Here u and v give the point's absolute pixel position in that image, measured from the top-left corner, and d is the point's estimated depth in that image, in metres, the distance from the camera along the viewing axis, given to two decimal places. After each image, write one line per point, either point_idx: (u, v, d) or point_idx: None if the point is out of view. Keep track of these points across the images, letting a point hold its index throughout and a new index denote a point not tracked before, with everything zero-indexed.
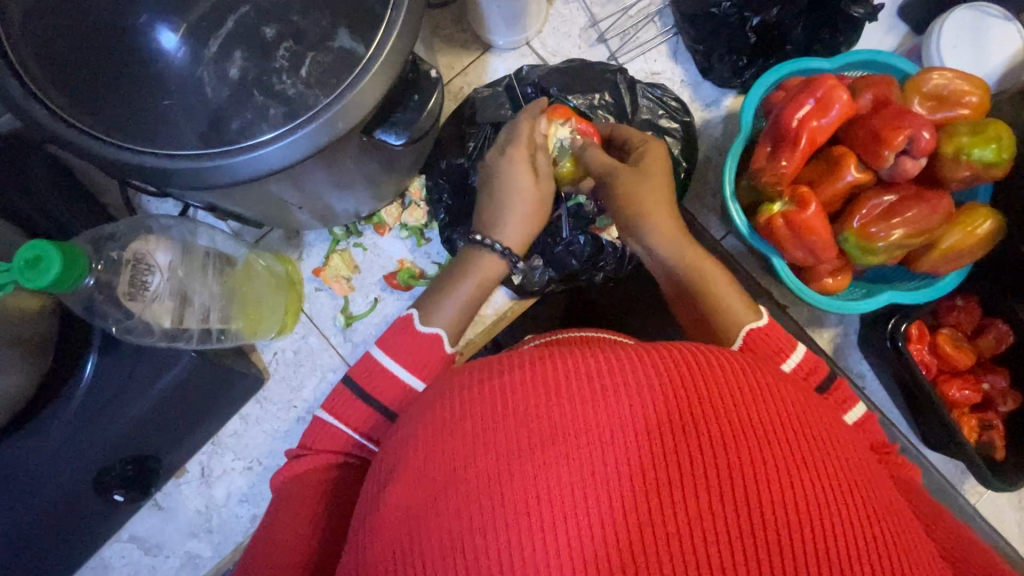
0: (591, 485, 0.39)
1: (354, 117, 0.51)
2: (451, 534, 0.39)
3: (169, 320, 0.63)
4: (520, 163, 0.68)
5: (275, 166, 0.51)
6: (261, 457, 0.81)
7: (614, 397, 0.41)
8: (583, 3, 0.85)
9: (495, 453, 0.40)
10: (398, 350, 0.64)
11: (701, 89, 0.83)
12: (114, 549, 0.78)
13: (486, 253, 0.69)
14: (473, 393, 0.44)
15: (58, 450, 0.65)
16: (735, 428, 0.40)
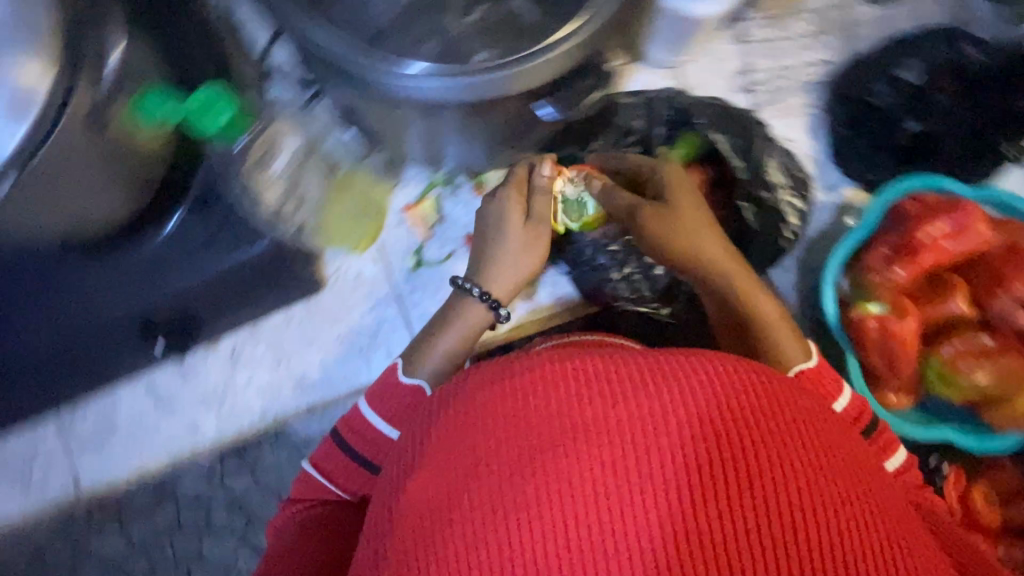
0: (636, 494, 0.34)
1: (522, 84, 0.51)
2: (469, 521, 0.35)
3: (272, 199, 0.69)
4: (511, 208, 0.65)
5: (428, 100, 0.51)
6: (290, 357, 0.81)
7: (673, 401, 0.37)
8: (743, 49, 0.85)
9: (536, 431, 0.37)
10: (385, 403, 0.58)
11: (826, 170, 0.83)
12: (129, 389, 0.80)
13: (472, 301, 0.64)
14: (522, 375, 0.40)
15: (137, 281, 0.70)
16: (798, 471, 0.35)
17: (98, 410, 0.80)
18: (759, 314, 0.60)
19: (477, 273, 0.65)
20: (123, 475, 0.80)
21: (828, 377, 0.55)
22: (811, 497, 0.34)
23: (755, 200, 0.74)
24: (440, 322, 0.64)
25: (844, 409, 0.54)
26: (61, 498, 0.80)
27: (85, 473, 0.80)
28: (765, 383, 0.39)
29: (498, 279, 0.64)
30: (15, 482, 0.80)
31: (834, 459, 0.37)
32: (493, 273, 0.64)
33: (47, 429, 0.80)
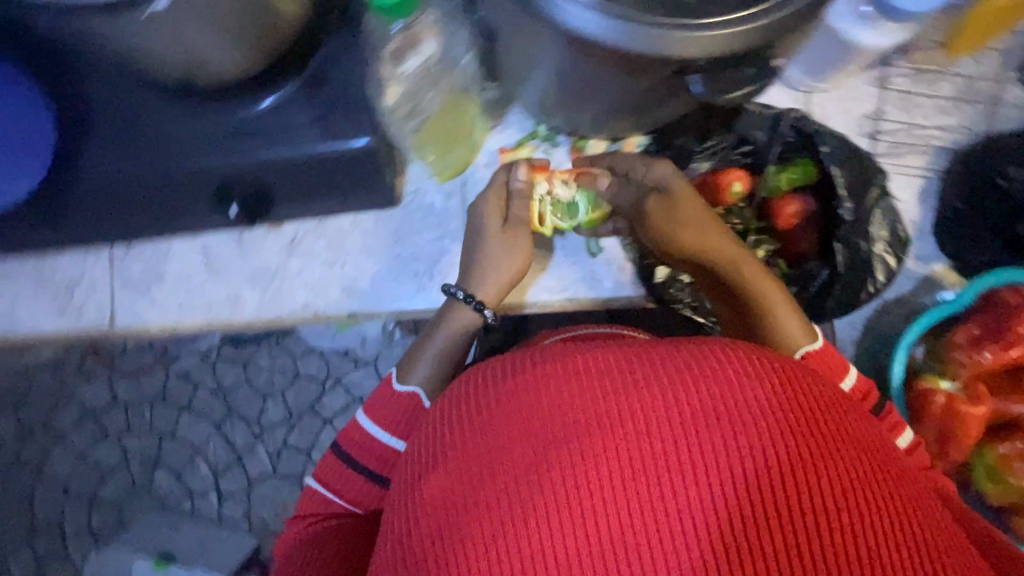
0: (676, 494, 0.38)
1: (684, 48, 0.46)
2: (508, 495, 0.40)
3: (392, 98, 0.68)
4: (490, 213, 0.73)
5: (579, 31, 0.47)
6: (345, 261, 0.81)
7: (704, 406, 0.40)
8: (881, 94, 0.82)
9: (568, 419, 0.41)
10: (381, 413, 0.67)
11: (924, 241, 0.81)
12: (184, 246, 0.81)
13: (459, 304, 0.72)
14: (517, 378, 0.45)
15: (227, 144, 0.67)
16: (823, 477, 0.38)
17: (151, 252, 0.81)
18: (769, 301, 0.66)
19: (467, 280, 0.73)
20: (155, 325, 0.81)
21: (834, 363, 0.62)
22: (837, 503, 0.37)
23: (851, 247, 0.73)
24: (433, 330, 0.71)
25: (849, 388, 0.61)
26: (91, 326, 0.81)
27: (120, 311, 0.81)
28: (785, 386, 0.41)
29: (485, 286, 0.72)
30: (53, 298, 0.81)
31: (856, 457, 0.39)
32: (481, 279, 0.73)
33: (99, 254, 0.81)
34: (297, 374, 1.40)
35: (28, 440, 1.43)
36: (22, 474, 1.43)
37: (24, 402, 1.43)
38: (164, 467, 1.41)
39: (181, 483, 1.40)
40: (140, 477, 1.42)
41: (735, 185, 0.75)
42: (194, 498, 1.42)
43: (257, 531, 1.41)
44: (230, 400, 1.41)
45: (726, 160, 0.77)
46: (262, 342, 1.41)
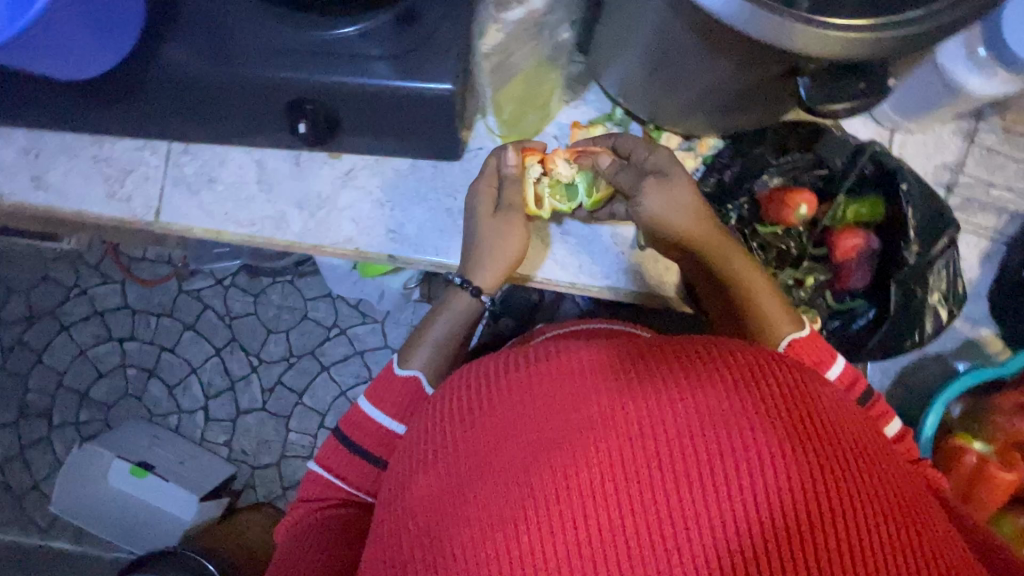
0: (670, 516, 0.38)
1: (816, 45, 0.44)
2: (501, 488, 0.40)
3: (491, 44, 0.67)
4: (479, 197, 0.73)
5: (710, 6, 0.45)
6: (395, 204, 0.81)
7: (693, 425, 0.39)
8: (966, 147, 0.80)
9: (559, 419, 0.41)
10: (382, 397, 0.68)
11: (976, 303, 0.79)
12: (240, 156, 0.81)
13: (458, 291, 0.73)
14: (499, 386, 0.45)
15: (306, 61, 0.66)
16: (820, 508, 0.37)
17: (208, 156, 0.81)
18: (753, 292, 0.67)
19: (466, 268, 0.74)
20: (197, 227, 0.81)
21: (819, 348, 0.64)
22: (835, 535, 0.36)
23: (905, 290, 0.72)
24: (430, 316, 0.73)
25: (834, 377, 0.63)
26: (136, 216, 0.82)
27: (166, 208, 0.81)
28: (776, 407, 0.40)
29: (485, 272, 0.72)
30: (104, 181, 0.81)
31: (857, 481, 0.38)
32: (482, 265, 0.73)
33: (157, 146, 0.81)
34: (304, 316, 1.45)
35: (36, 324, 1.45)
36: (23, 355, 1.45)
37: (42, 286, 1.46)
38: (158, 378, 1.45)
39: (171, 398, 1.45)
40: (135, 383, 1.45)
41: (803, 207, 0.72)
42: (181, 415, 1.44)
43: (235, 460, 1.43)
44: (235, 328, 1.45)
45: (796, 180, 0.75)
46: (277, 278, 1.45)
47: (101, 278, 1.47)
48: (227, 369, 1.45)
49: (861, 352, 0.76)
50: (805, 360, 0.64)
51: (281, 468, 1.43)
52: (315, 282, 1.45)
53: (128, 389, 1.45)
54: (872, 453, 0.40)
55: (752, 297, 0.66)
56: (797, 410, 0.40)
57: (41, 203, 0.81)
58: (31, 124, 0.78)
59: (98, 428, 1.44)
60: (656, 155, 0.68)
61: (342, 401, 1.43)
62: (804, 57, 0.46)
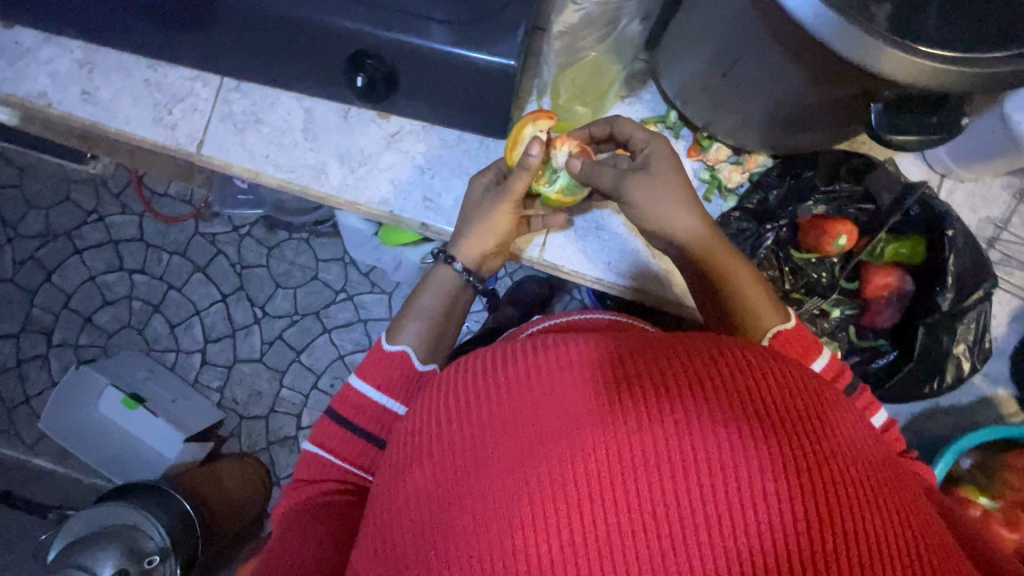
0: (668, 528, 0.37)
1: (898, 68, 0.44)
2: (497, 469, 0.40)
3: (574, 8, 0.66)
4: (477, 182, 0.75)
5: (796, 14, 0.44)
6: (436, 172, 0.81)
7: (689, 435, 0.39)
8: (1013, 204, 0.79)
9: (551, 405, 0.41)
10: (377, 372, 0.69)
11: (998, 362, 0.79)
12: (290, 103, 0.81)
13: (441, 266, 0.75)
14: (491, 376, 0.45)
15: (376, 15, 0.66)
16: (819, 532, 0.36)
17: (258, 97, 0.81)
18: (738, 284, 0.66)
19: (453, 241, 0.75)
20: (236, 164, 0.82)
21: (807, 343, 0.64)
22: (835, 563, 0.35)
23: (932, 337, 0.71)
24: (418, 292, 0.74)
25: (821, 366, 0.63)
26: (179, 145, 0.82)
27: (209, 142, 0.82)
28: (770, 421, 0.39)
29: (463, 244, 0.74)
30: (153, 105, 0.81)
31: (856, 507, 0.37)
32: (464, 239, 0.75)
33: (210, 80, 0.81)
34: (313, 276, 1.45)
35: (52, 242, 1.46)
36: (34, 271, 1.46)
37: (65, 204, 1.47)
38: (162, 314, 1.46)
39: (172, 337, 1.46)
40: (139, 315, 1.46)
41: (842, 238, 0.72)
42: (179, 353, 1.45)
43: (225, 406, 1.44)
44: (244, 277, 1.46)
45: (839, 211, 0.74)
46: (293, 234, 1.45)
47: (121, 207, 1.47)
48: (230, 315, 1.45)
49: (876, 392, 0.76)
50: (791, 352, 0.64)
51: (269, 421, 1.43)
52: (330, 244, 1.45)
53: (131, 320, 1.46)
54: (874, 475, 0.39)
55: (743, 294, 0.66)
56: (793, 429, 0.39)
57: (88, 118, 0.82)
58: (89, 38, 0.79)
59: (96, 354, 1.46)
60: (651, 147, 0.68)
61: (339, 365, 1.43)
62: (886, 82, 0.46)
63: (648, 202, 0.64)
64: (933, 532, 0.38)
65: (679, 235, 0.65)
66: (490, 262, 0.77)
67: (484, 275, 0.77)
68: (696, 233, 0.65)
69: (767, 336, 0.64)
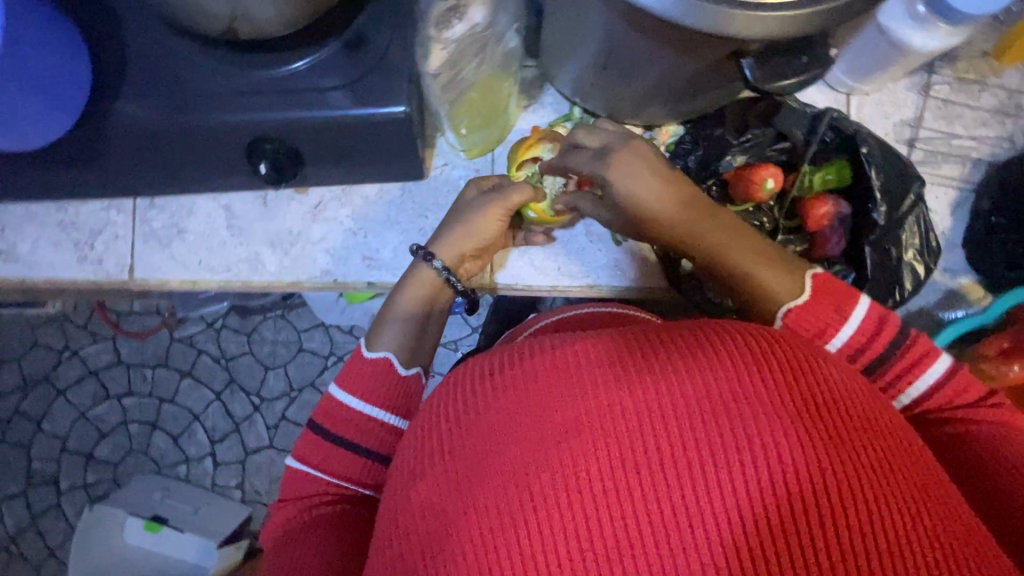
0: (684, 495, 0.38)
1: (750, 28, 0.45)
2: (505, 484, 0.40)
3: (435, 63, 0.67)
4: (469, 187, 0.73)
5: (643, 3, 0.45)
6: (368, 231, 0.81)
7: (697, 405, 0.40)
8: (921, 101, 0.81)
9: (554, 409, 0.41)
10: (360, 385, 0.64)
11: (952, 253, 0.80)
12: (208, 205, 0.81)
13: (421, 265, 0.70)
14: (488, 387, 0.44)
15: (263, 101, 0.66)
16: (829, 469, 0.38)
17: (175, 208, 0.81)
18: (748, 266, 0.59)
19: (433, 247, 0.70)
20: (172, 279, 0.81)
21: (832, 311, 0.56)
22: (845, 502, 0.37)
23: (880, 252, 0.72)
24: (396, 292, 0.70)
25: (836, 347, 0.55)
26: (110, 277, 0.81)
27: (140, 264, 0.81)
28: (769, 378, 0.41)
29: (443, 245, 0.70)
30: (74, 246, 0.81)
31: (856, 447, 0.39)
32: (444, 237, 0.71)
33: (123, 205, 0.81)
34: (300, 348, 1.44)
35: (32, 392, 1.44)
36: (23, 426, 1.43)
37: (33, 353, 1.44)
38: (161, 430, 1.43)
39: (178, 449, 1.43)
40: (139, 438, 1.44)
41: (768, 181, 0.72)
42: (189, 463, 1.43)
43: (250, 501, 1.42)
44: (232, 369, 1.44)
45: (760, 156, 0.75)
46: (268, 314, 1.44)
47: (90, 337, 1.45)
48: (229, 411, 1.43)
49: None
50: (810, 330, 0.56)
51: None
52: (305, 313, 1.44)
53: (133, 445, 1.44)
54: (870, 413, 0.41)
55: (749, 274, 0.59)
56: (791, 384, 0.41)
57: (14, 277, 0.81)
58: None
59: (108, 489, 1.43)
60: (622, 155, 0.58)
61: None
62: (744, 40, 0.47)
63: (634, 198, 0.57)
64: (922, 460, 0.41)
65: (659, 220, 0.59)
66: (469, 264, 0.74)
67: (462, 276, 0.74)
68: (679, 217, 0.58)
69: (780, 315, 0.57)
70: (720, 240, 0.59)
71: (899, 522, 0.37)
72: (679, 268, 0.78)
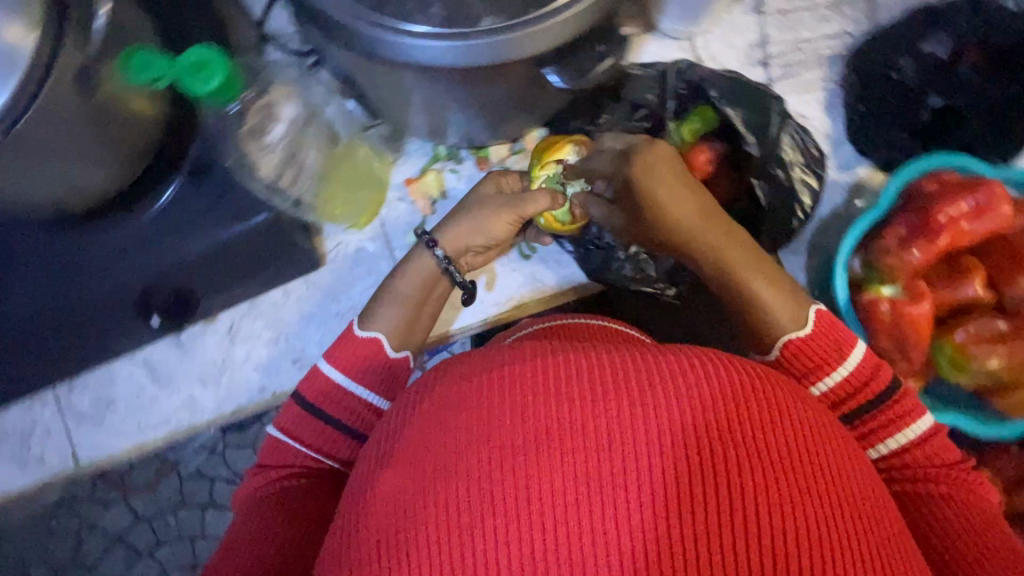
0: (593, 517, 0.37)
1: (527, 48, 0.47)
2: (426, 546, 0.38)
3: (269, 171, 0.64)
4: (490, 182, 0.71)
5: (426, 62, 0.48)
6: (288, 334, 0.80)
7: (602, 382, 0.41)
8: (760, 20, 0.82)
9: (466, 458, 0.39)
10: (345, 363, 0.62)
11: (841, 150, 0.80)
12: (126, 366, 0.79)
13: (421, 250, 0.68)
14: (405, 448, 0.42)
15: (132, 257, 0.65)
16: (720, 442, 0.38)
17: (94, 382, 0.79)
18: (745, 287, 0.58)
19: (441, 235, 0.68)
20: (117, 451, 0.80)
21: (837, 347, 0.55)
22: (756, 493, 0.37)
23: (768, 179, 0.73)
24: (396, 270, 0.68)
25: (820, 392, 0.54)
26: (56, 471, 0.79)
27: (82, 446, 0.79)
28: (673, 383, 0.40)
29: (450, 232, 0.68)
30: (12, 455, 0.79)
31: (763, 434, 0.40)
32: (449, 224, 0.69)
33: (44, 397, 0.79)
34: None
35: None
36: None
37: None
38: None
39: None
40: None
41: None
42: None
43: None
44: None
45: (625, 129, 0.76)
46: None
47: None
48: None
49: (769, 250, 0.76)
50: (806, 365, 0.55)
51: None
52: None
53: None
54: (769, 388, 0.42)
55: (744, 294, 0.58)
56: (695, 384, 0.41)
57: None
58: None
59: None
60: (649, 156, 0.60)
61: None
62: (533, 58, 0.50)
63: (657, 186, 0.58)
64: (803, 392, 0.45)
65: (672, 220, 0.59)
66: (470, 258, 0.72)
67: (461, 268, 0.72)
68: (691, 220, 0.59)
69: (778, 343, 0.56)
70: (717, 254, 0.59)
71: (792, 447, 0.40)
72: (592, 263, 0.80)
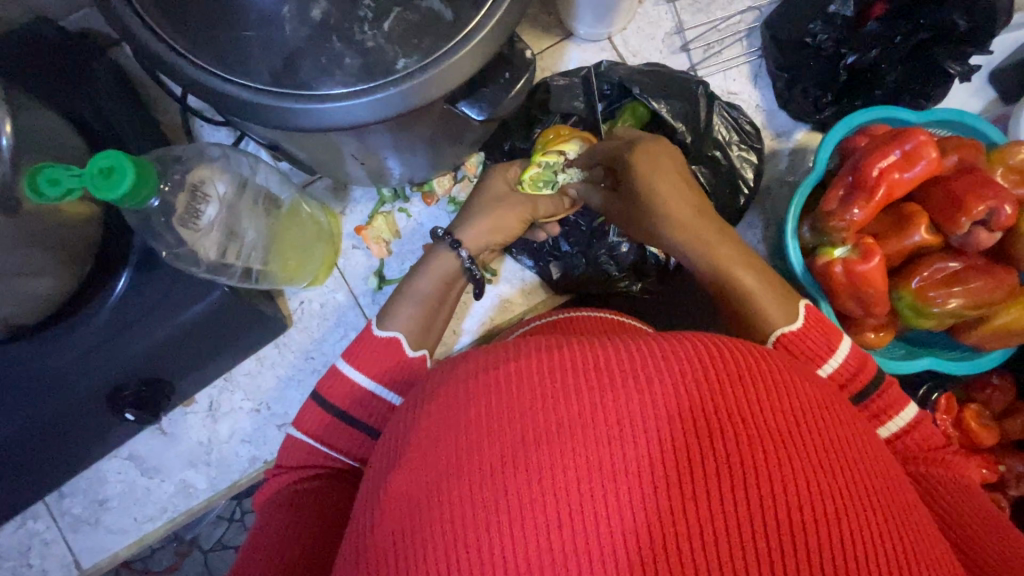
0: (568, 530, 0.35)
1: (442, 89, 0.48)
2: None
3: (215, 252, 0.62)
4: (497, 175, 0.71)
5: (348, 122, 0.48)
6: (269, 401, 0.80)
7: (565, 383, 0.39)
8: (673, 7, 0.83)
9: (434, 499, 0.38)
10: (361, 359, 0.62)
11: (775, 118, 0.82)
12: (112, 464, 0.78)
13: (441, 247, 0.69)
14: (375, 508, 0.40)
15: (84, 362, 0.63)
16: (686, 422, 0.37)
17: (83, 486, 0.78)
18: (735, 288, 0.60)
19: (459, 229, 0.70)
20: (120, 549, 0.79)
21: (820, 343, 0.56)
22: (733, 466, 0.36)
23: (709, 160, 0.75)
24: (416, 269, 0.68)
25: (829, 373, 0.55)
26: None
27: (84, 552, 0.79)
28: (628, 373, 0.39)
29: (469, 229, 0.69)
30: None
31: (733, 405, 0.38)
32: (467, 223, 0.70)
33: (35, 512, 0.78)
34: None
35: None
36: None
37: None
38: None
39: None
40: None
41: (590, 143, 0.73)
42: None
43: None
44: None
45: None
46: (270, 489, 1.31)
47: None
48: None
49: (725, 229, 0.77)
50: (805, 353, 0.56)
51: None
52: None
53: None
54: (735, 357, 0.41)
55: (738, 295, 0.59)
56: (652, 368, 0.39)
57: None
58: None
59: None
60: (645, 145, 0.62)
61: None
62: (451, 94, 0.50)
63: (654, 172, 0.60)
64: (785, 357, 0.45)
65: (669, 230, 0.61)
66: (486, 254, 0.73)
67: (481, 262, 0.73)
68: (682, 215, 0.60)
69: (771, 338, 0.57)
70: (713, 255, 0.60)
71: (786, 413, 0.38)
72: (555, 275, 0.81)
